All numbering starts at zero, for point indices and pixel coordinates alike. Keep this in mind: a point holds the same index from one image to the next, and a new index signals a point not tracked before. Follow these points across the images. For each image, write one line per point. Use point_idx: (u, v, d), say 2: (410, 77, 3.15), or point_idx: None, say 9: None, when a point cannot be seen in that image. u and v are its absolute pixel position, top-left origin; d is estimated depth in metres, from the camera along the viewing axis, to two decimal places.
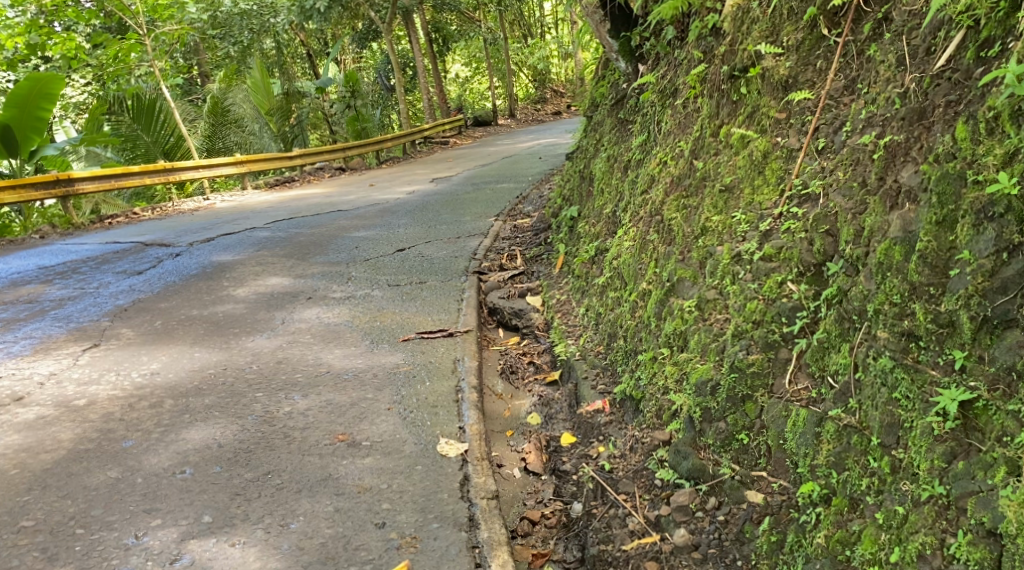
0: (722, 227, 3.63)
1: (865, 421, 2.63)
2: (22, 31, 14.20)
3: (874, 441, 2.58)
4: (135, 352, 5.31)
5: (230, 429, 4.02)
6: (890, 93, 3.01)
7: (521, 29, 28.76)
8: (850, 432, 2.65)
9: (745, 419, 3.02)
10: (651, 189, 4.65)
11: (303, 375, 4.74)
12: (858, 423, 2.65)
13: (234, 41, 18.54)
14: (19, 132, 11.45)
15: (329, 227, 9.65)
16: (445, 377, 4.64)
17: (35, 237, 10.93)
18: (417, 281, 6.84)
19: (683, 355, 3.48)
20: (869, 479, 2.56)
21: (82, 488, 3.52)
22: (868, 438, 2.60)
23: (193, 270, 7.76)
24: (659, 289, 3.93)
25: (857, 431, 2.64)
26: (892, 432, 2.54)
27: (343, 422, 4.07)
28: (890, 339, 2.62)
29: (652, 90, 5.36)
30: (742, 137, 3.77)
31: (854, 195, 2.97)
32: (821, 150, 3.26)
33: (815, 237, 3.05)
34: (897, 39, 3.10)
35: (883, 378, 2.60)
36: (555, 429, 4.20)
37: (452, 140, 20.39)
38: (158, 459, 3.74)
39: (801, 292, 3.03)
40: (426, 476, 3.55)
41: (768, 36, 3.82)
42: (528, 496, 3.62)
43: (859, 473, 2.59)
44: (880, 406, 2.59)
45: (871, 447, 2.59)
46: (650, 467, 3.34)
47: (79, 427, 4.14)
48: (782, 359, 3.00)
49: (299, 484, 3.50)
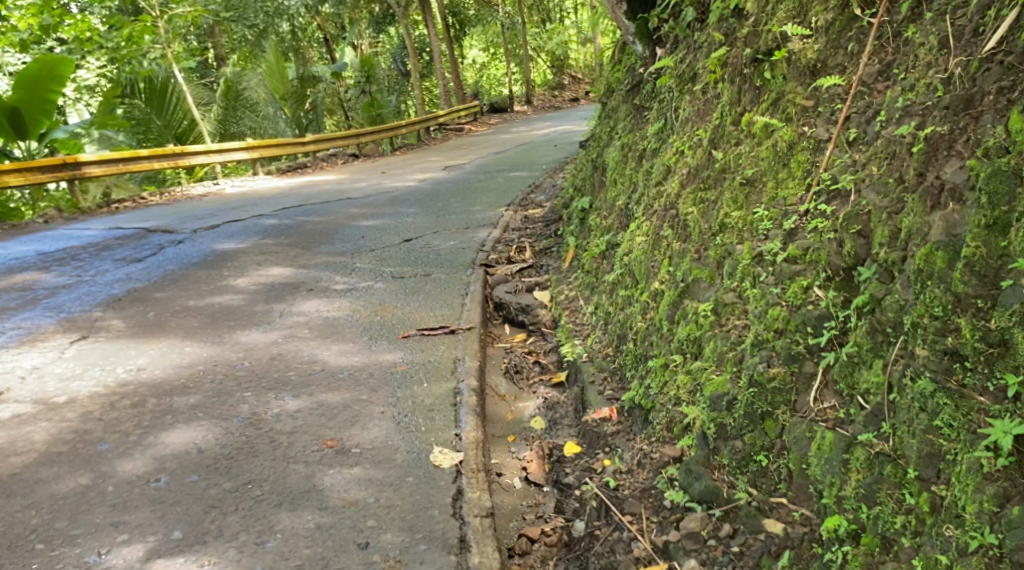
0: (742, 224, 3.35)
1: (899, 449, 2.35)
2: (35, 12, 13.74)
3: (911, 474, 2.30)
4: (124, 345, 5.07)
5: (214, 432, 3.78)
6: (931, 78, 2.70)
7: (540, 15, 28.33)
8: (882, 461, 2.38)
9: (764, 439, 2.75)
10: (666, 180, 4.36)
11: (296, 373, 4.49)
12: (892, 451, 2.37)
13: (248, 24, 17.94)
14: (28, 115, 11.22)
15: (337, 215, 9.38)
16: (444, 378, 4.38)
17: (38, 221, 10.70)
18: (422, 273, 6.58)
19: (696, 363, 3.21)
20: (905, 517, 2.29)
21: (48, 498, 3.31)
22: (904, 469, 2.32)
23: (194, 258, 7.52)
24: (673, 289, 3.65)
25: (891, 460, 2.36)
26: (932, 464, 2.27)
27: (334, 426, 3.83)
28: (931, 358, 2.34)
29: (670, 75, 5.05)
30: (765, 127, 3.48)
31: (890, 192, 2.68)
32: (852, 141, 2.97)
33: (846, 238, 2.76)
34: (938, 19, 2.80)
35: (923, 403, 2.32)
36: (559, 436, 3.95)
37: (466, 127, 20.09)
38: (133, 464, 3.52)
39: (829, 299, 2.73)
40: (416, 490, 3.30)
41: (795, 16, 3.54)
42: (527, 509, 3.37)
43: (893, 509, 2.31)
44: (918, 434, 2.31)
45: (907, 479, 2.32)
46: (659, 487, 3.07)
47: (55, 427, 3.91)
48: (807, 374, 2.71)
49: (280, 497, 3.26)
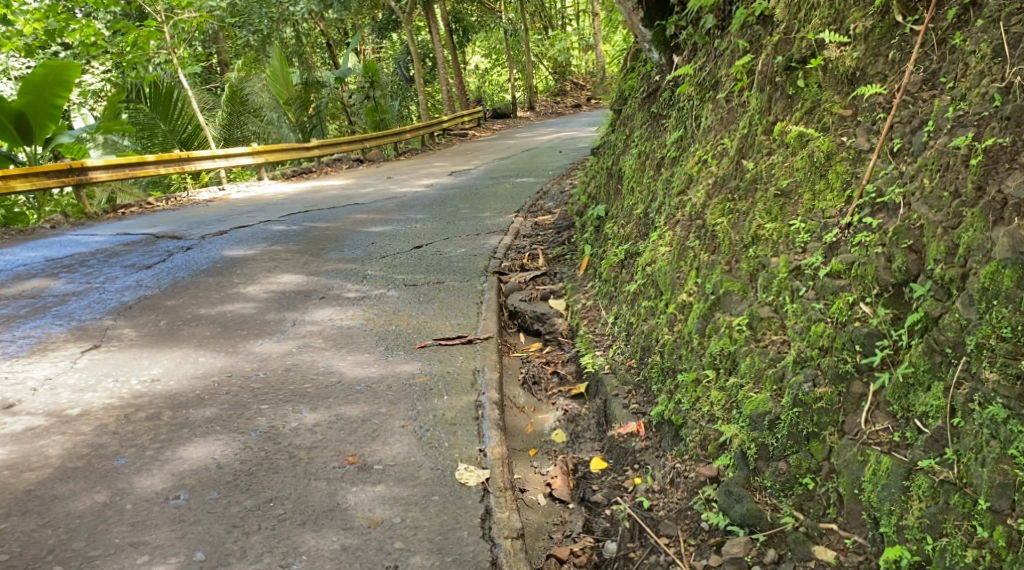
0: (777, 236, 3.26)
1: (966, 477, 2.29)
2: (40, 17, 13.61)
3: (981, 504, 2.25)
4: (136, 355, 4.97)
5: (232, 447, 3.68)
6: (986, 87, 2.63)
7: (543, 21, 28.35)
8: (948, 489, 2.32)
9: (810, 461, 2.68)
10: (689, 190, 4.26)
11: (312, 386, 4.38)
12: (958, 479, 2.31)
13: (253, 30, 17.93)
14: (34, 119, 11.13)
15: (345, 221, 9.28)
16: (464, 391, 4.26)
17: (44, 226, 10.62)
18: (434, 281, 6.47)
19: (731, 380, 3.11)
20: (976, 551, 2.23)
21: (65, 516, 3.21)
22: (972, 499, 2.27)
23: (203, 265, 7.43)
24: (702, 302, 3.53)
25: (958, 489, 2.30)
26: (1005, 495, 2.21)
27: (354, 441, 3.72)
28: (1002, 382, 2.29)
29: (690, 82, 4.95)
30: (799, 136, 3.37)
31: (944, 206, 2.61)
32: (896, 152, 2.87)
33: (896, 252, 2.69)
34: (990, 26, 2.73)
35: (994, 429, 2.27)
36: (583, 450, 3.85)
37: (470, 132, 19.96)
38: (150, 481, 3.42)
39: (878, 317, 2.66)
40: (443, 509, 3.22)
41: (831, 23, 3.43)
42: (554, 528, 3.28)
43: (962, 542, 2.26)
44: (989, 463, 2.25)
45: (975, 510, 2.26)
46: (696, 508, 2.98)
47: (69, 441, 3.81)
48: (855, 394, 2.64)
49: (303, 516, 3.18)
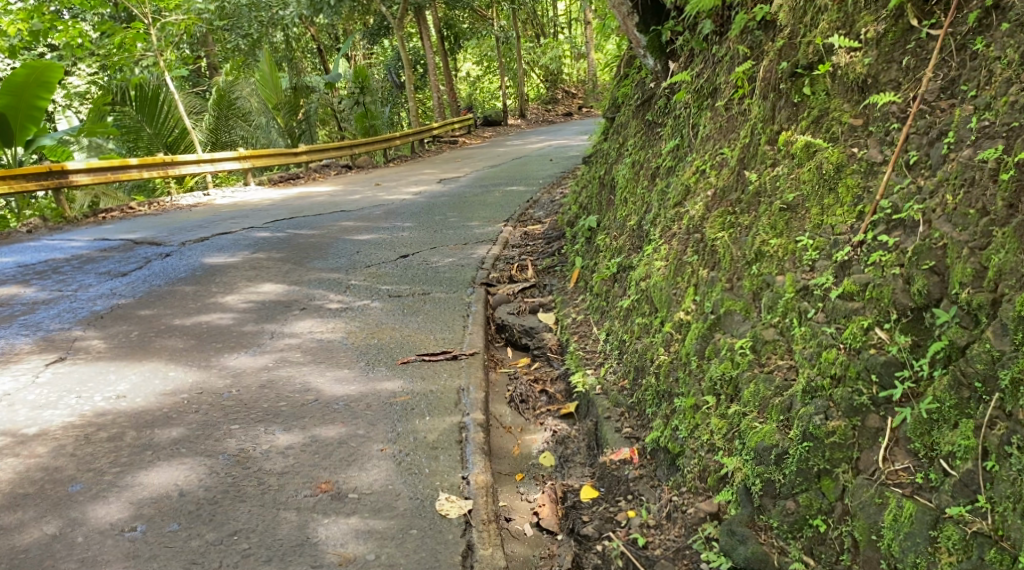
0: (782, 252, 3.05)
1: (1002, 530, 2.13)
2: (24, 17, 13.26)
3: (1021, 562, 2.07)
4: (103, 369, 4.71)
5: (198, 472, 3.44)
6: (1014, 97, 2.46)
7: (534, 29, 28.20)
8: (982, 542, 2.15)
9: (822, 501, 2.49)
10: (686, 201, 4.04)
11: (287, 404, 4.13)
12: (993, 531, 2.14)
13: (242, 34, 17.57)
14: (14, 121, 10.80)
15: (329, 228, 9.01)
16: (447, 411, 4.01)
17: (21, 230, 10.31)
18: (420, 292, 6.23)
19: (733, 407, 2.90)
20: None
21: (9, 551, 2.97)
22: (1010, 555, 2.10)
23: (181, 273, 7.15)
24: (700, 322, 3.31)
25: (993, 543, 2.13)
26: None
27: (328, 467, 3.48)
28: None
29: (686, 90, 4.74)
30: (807, 146, 3.16)
31: (970, 224, 2.44)
32: (911, 165, 2.69)
33: (915, 275, 2.51)
34: (1016, 31, 2.56)
35: None
36: (573, 475, 3.62)
37: (460, 140, 19.74)
38: (106, 510, 3.18)
39: (896, 345, 2.48)
40: (422, 545, 2.99)
41: (840, 27, 3.23)
42: (541, 562, 3.05)
43: None
44: None
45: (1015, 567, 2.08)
46: (695, 547, 2.77)
47: (23, 464, 3.56)
48: (871, 429, 2.46)
49: (269, 551, 2.95)
